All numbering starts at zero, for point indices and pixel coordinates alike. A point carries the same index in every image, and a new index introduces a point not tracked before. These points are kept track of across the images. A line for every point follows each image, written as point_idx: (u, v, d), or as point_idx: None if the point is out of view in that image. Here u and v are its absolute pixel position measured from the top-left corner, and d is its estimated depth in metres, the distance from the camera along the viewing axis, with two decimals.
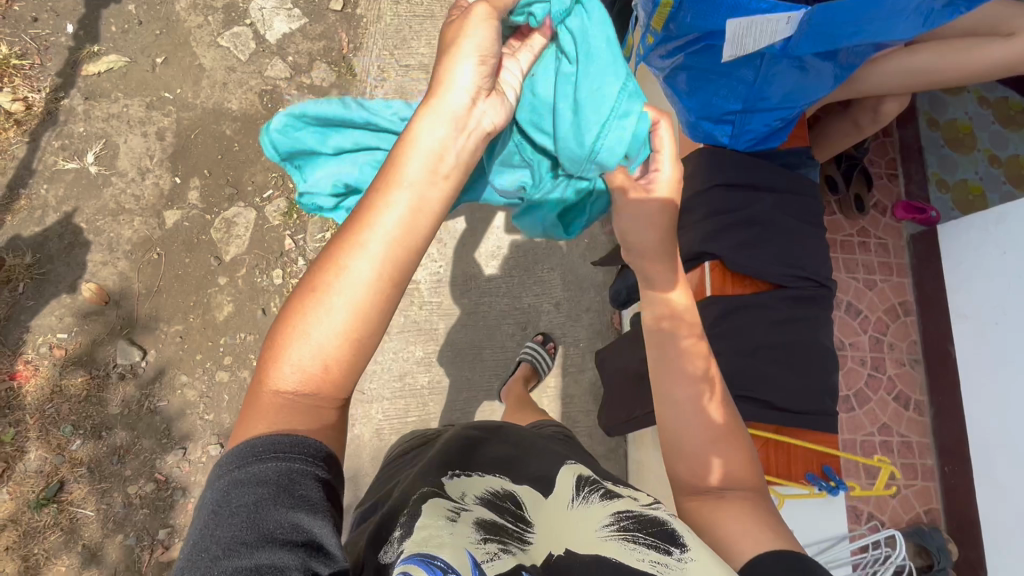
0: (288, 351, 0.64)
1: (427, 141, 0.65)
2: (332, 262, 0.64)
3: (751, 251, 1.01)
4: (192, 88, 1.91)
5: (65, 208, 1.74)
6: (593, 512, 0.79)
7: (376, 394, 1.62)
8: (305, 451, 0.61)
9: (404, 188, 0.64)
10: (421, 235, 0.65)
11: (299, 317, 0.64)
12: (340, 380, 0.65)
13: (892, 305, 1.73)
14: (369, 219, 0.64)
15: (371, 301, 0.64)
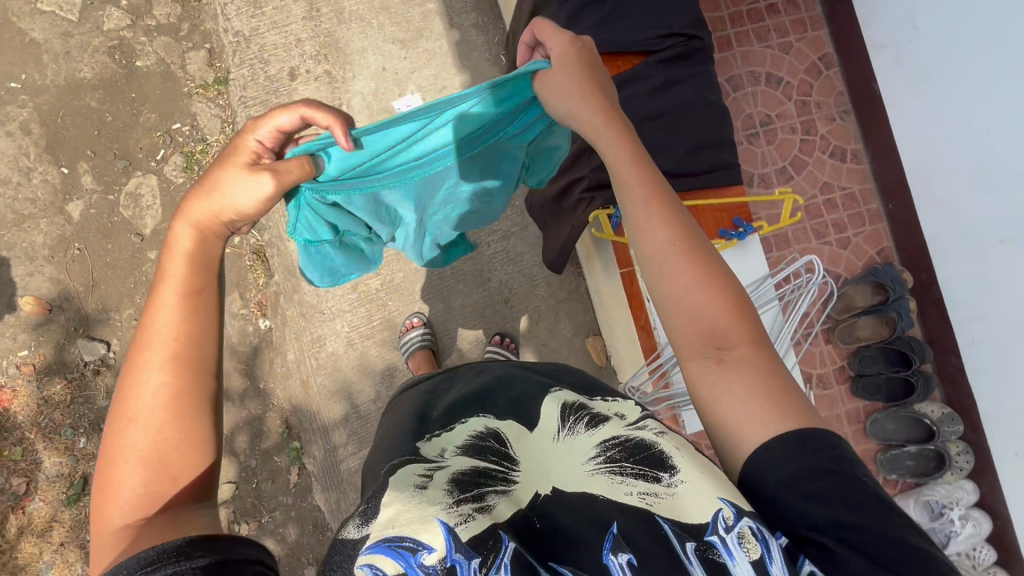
0: (115, 486, 0.60)
1: (180, 249, 0.69)
2: (129, 390, 0.63)
3: (615, 23, 0.99)
4: (35, 69, 1.75)
5: None
6: (582, 438, 0.65)
7: (337, 310, 1.65)
8: (161, 553, 0.53)
9: (171, 287, 0.66)
10: (203, 327, 0.67)
11: (119, 446, 0.61)
12: (191, 465, 0.64)
13: (812, 63, 1.67)
14: (149, 339, 0.64)
15: (177, 401, 0.63)
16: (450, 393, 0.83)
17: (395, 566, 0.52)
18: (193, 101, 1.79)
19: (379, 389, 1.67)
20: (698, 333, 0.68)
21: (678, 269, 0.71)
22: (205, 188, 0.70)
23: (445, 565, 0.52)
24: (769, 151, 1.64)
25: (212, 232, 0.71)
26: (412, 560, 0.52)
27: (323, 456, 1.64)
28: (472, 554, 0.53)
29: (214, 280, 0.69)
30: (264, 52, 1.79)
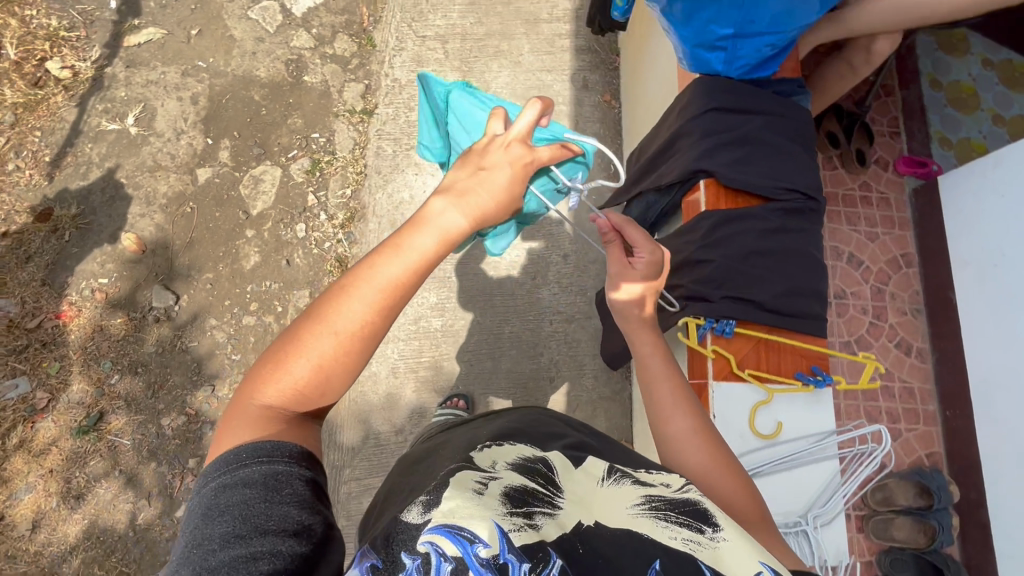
0: (285, 372, 0.68)
1: (447, 222, 0.74)
2: (336, 299, 0.69)
3: (740, 166, 1.10)
4: (223, 57, 2.05)
5: (107, 165, 1.89)
6: (625, 490, 0.69)
7: (393, 334, 1.72)
8: (280, 451, 0.63)
9: (423, 248, 0.72)
10: (413, 290, 0.72)
11: (299, 345, 0.68)
12: (327, 389, 0.70)
13: (893, 257, 1.78)
14: (372, 272, 0.70)
15: (360, 336, 0.69)
16: (491, 431, 0.85)
17: (454, 549, 0.52)
18: (338, 120, 2.02)
19: (403, 424, 1.66)
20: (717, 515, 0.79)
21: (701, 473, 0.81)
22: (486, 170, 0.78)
23: (499, 562, 0.52)
24: (837, 322, 1.70)
25: (472, 230, 0.76)
26: (470, 548, 0.52)
27: (327, 472, 1.61)
28: (523, 558, 0.53)
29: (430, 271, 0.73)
30: (412, 101, 2.04)
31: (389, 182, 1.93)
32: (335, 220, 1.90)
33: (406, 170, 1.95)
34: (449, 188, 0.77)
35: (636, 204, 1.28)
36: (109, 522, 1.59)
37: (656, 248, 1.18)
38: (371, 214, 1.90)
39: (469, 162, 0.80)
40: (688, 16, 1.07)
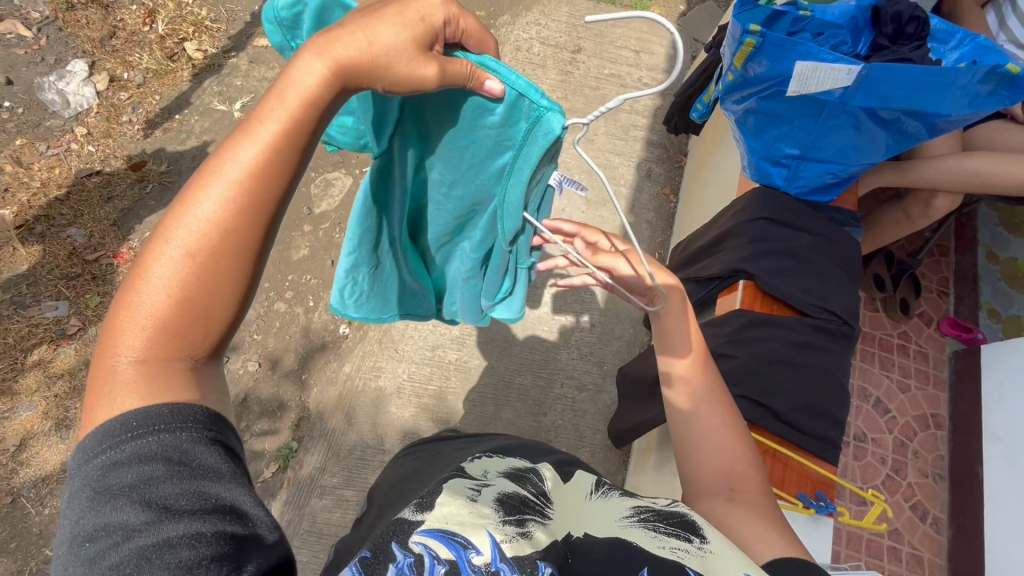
0: (136, 306, 0.57)
1: (305, 82, 0.62)
2: (183, 207, 0.60)
3: (782, 276, 1.12)
4: None
5: (204, 137, 2.08)
6: (614, 506, 0.73)
7: (409, 355, 1.75)
8: (171, 416, 0.55)
9: (275, 124, 0.61)
10: (279, 174, 0.62)
11: (143, 271, 0.58)
12: (206, 314, 0.60)
13: (923, 413, 1.72)
14: (220, 165, 0.60)
15: (221, 240, 0.60)
16: (474, 451, 0.87)
17: (448, 554, 0.56)
18: None
19: (392, 444, 1.64)
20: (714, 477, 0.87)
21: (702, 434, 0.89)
22: (359, 20, 0.64)
23: (489, 570, 0.55)
24: (853, 465, 1.63)
25: (339, 80, 0.63)
26: (462, 554, 0.56)
27: (305, 472, 1.59)
28: (514, 566, 0.56)
29: (303, 143, 0.63)
30: None
31: None
32: None
33: None
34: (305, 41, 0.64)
35: None
36: None
37: None
38: None
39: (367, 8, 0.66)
40: (759, 129, 1.16)
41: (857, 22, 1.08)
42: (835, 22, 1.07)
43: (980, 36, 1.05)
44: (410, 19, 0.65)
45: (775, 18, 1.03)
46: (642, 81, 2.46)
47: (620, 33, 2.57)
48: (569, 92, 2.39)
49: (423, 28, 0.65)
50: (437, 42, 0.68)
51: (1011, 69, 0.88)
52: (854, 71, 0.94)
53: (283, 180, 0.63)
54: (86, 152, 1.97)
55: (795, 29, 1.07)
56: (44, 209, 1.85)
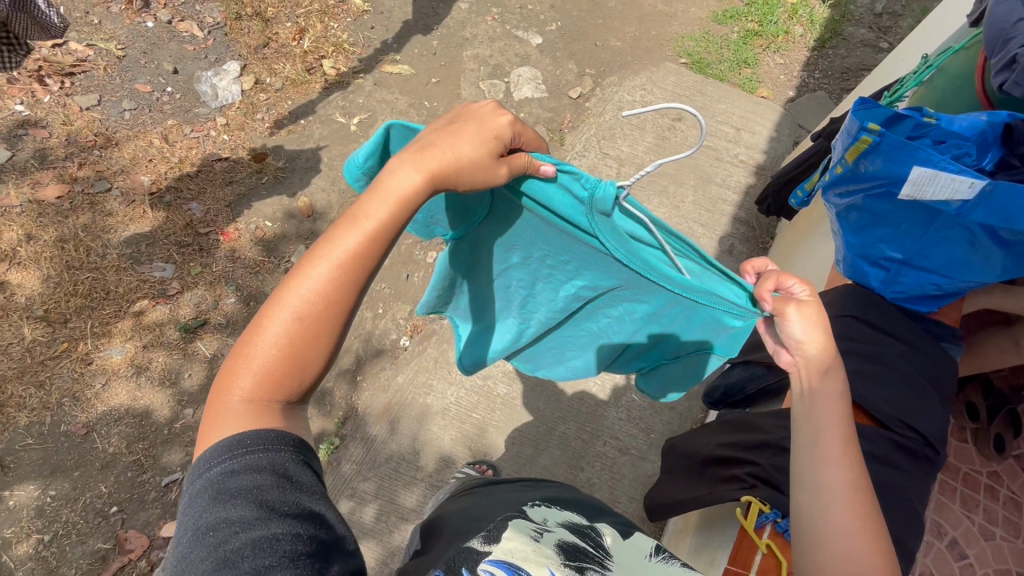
0: (252, 357, 0.71)
1: (401, 184, 0.76)
2: (296, 277, 0.74)
3: (864, 380, 1.06)
4: (445, 105, 2.45)
5: (320, 143, 2.29)
6: (673, 570, 0.76)
7: (459, 379, 1.78)
8: (271, 441, 0.66)
9: (376, 213, 0.75)
10: (374, 256, 0.76)
11: (260, 329, 0.72)
12: (302, 369, 0.73)
13: (1008, 569, 1.51)
14: (329, 247, 0.74)
15: (321, 310, 0.73)
16: (529, 494, 0.96)
17: None
18: None
19: (426, 463, 1.65)
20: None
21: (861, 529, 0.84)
22: (443, 135, 0.79)
23: None
24: None
25: (428, 185, 0.77)
26: None
27: (339, 470, 1.63)
28: None
29: (395, 232, 0.77)
30: None
31: None
32: None
33: None
34: (403, 152, 0.78)
35: (743, 368, 1.29)
36: (156, 412, 1.74)
37: (746, 418, 1.17)
38: None
39: (446, 122, 0.82)
40: (861, 224, 1.13)
41: (988, 136, 1.02)
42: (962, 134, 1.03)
43: None
44: (485, 136, 0.79)
45: (894, 120, 1.02)
46: (738, 158, 2.45)
47: (723, 109, 2.60)
48: (663, 156, 2.43)
49: (494, 139, 0.80)
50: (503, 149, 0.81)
51: None
52: (977, 186, 0.91)
53: (377, 261, 0.77)
54: (222, 139, 2.22)
55: (915, 135, 1.04)
56: (176, 181, 2.09)
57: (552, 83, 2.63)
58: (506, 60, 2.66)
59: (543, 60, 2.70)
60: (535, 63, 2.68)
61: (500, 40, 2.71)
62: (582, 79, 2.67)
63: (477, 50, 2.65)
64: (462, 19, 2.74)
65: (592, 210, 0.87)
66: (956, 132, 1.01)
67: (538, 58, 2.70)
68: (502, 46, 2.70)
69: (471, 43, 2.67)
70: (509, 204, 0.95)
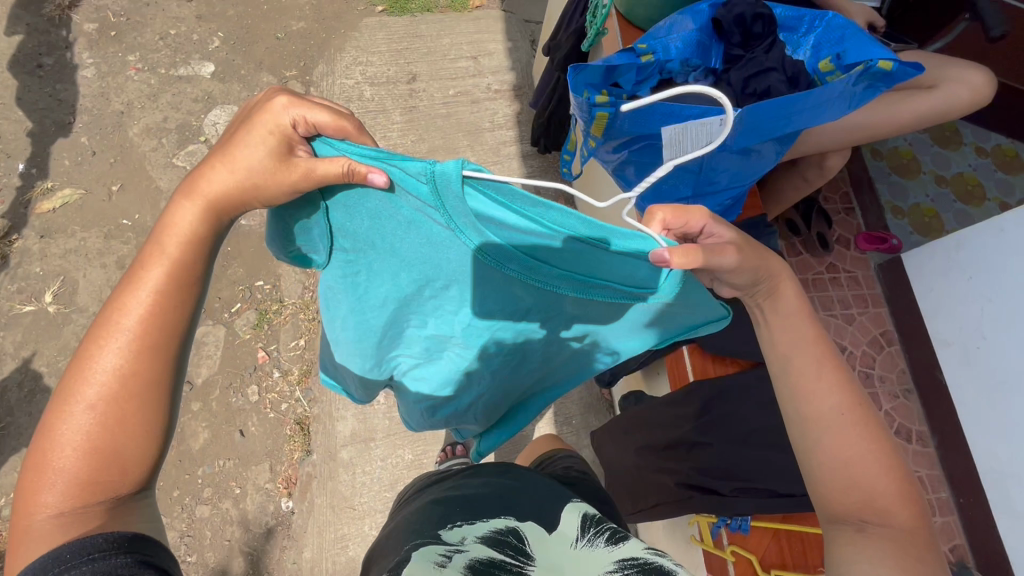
0: (53, 456, 0.61)
1: (179, 227, 0.68)
2: (87, 360, 0.64)
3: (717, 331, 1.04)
4: (150, 212, 1.91)
5: (23, 353, 1.69)
6: (597, 554, 0.73)
7: (368, 506, 1.58)
8: (105, 544, 0.58)
9: (157, 274, 0.67)
10: (174, 316, 0.67)
11: (54, 426, 0.62)
12: (122, 455, 0.64)
13: (874, 337, 1.74)
14: (116, 316, 0.65)
15: (136, 388, 0.65)
16: (465, 488, 0.94)
17: None
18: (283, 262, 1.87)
19: None
20: (856, 498, 0.78)
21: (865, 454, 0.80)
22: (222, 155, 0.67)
23: None
24: None
25: (213, 213, 0.69)
26: None
27: None
28: None
29: (196, 273, 0.69)
30: None
31: None
32: (291, 376, 1.73)
33: None
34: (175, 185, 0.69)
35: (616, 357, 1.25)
36: None
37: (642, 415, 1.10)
38: None
39: (221, 149, 0.67)
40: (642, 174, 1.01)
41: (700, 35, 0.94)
42: (679, 55, 0.93)
43: (828, 10, 0.92)
44: (261, 134, 0.65)
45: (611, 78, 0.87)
46: (492, 89, 2.25)
47: (450, 43, 2.34)
48: (423, 129, 2.15)
49: (279, 144, 0.65)
50: (298, 144, 0.67)
51: (884, 66, 0.78)
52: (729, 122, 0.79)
53: (183, 322, 0.69)
54: None
55: (638, 76, 0.91)
56: None
57: None
58: (187, 112, 2.09)
59: (231, 89, 2.17)
60: (224, 98, 2.15)
61: (164, 91, 2.11)
62: (289, 87, 2.21)
63: (145, 120, 2.05)
64: (100, 91, 2.08)
65: (440, 194, 0.63)
66: (676, 55, 0.93)
67: (224, 89, 2.16)
68: (171, 98, 2.10)
69: (130, 115, 2.05)
70: (349, 227, 0.73)
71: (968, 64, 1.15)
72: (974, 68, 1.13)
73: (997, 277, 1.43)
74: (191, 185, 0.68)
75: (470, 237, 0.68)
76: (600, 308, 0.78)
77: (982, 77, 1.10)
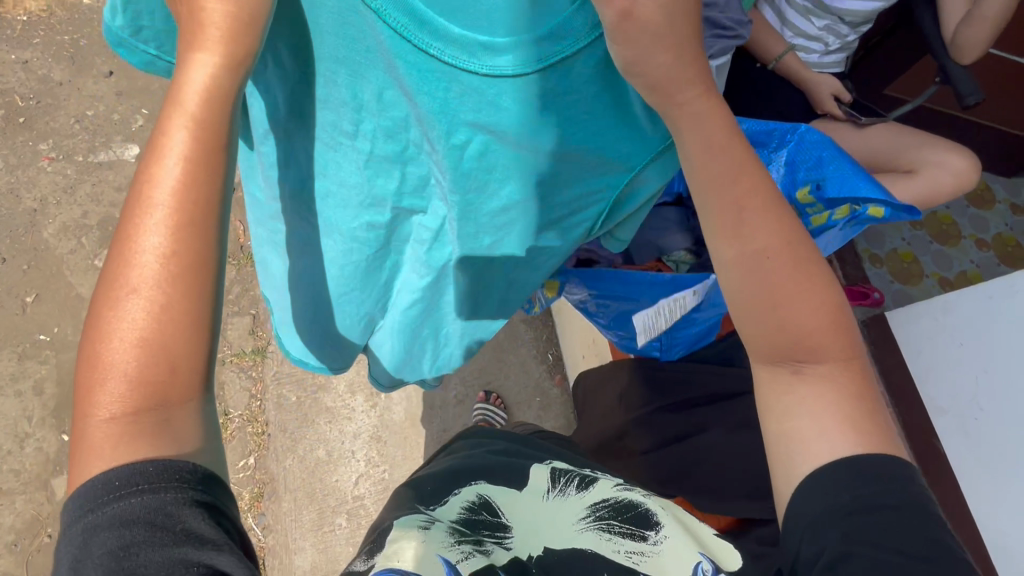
0: (105, 356, 0.53)
1: (196, 84, 0.54)
2: (128, 245, 0.54)
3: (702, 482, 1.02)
4: (69, 323, 1.72)
5: None
6: (571, 501, 0.83)
7: None
8: (174, 474, 0.52)
9: (180, 139, 0.54)
10: (210, 190, 0.55)
11: (105, 328, 0.53)
12: (179, 356, 0.54)
13: None
14: (149, 193, 0.53)
15: (177, 271, 0.54)
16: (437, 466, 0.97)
17: None
18: (223, 368, 1.68)
19: None
20: (787, 343, 0.70)
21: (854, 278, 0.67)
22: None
23: None
24: None
25: (233, 67, 0.54)
26: None
27: None
28: None
29: (228, 140, 0.56)
30: None
31: (298, 441, 1.61)
32: (241, 501, 1.57)
33: (317, 421, 1.63)
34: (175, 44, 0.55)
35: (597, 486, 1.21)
36: None
37: None
38: (284, 489, 1.56)
39: None
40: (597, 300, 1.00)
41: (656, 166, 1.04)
42: None
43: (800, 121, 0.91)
44: None
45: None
46: None
47: None
48: None
49: None
50: None
51: (875, 212, 0.82)
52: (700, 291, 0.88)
53: (224, 201, 0.56)
54: None
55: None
56: None
57: None
58: (110, 203, 1.89)
59: None
60: None
61: (82, 182, 1.92)
62: None
63: (61, 217, 1.85)
64: (8, 188, 1.88)
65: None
66: None
67: None
68: (91, 188, 1.91)
69: (44, 212, 1.85)
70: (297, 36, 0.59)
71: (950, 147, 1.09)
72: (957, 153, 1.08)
73: (991, 346, 1.39)
74: (188, 41, 0.54)
75: (423, 51, 0.54)
76: (564, 185, 0.70)
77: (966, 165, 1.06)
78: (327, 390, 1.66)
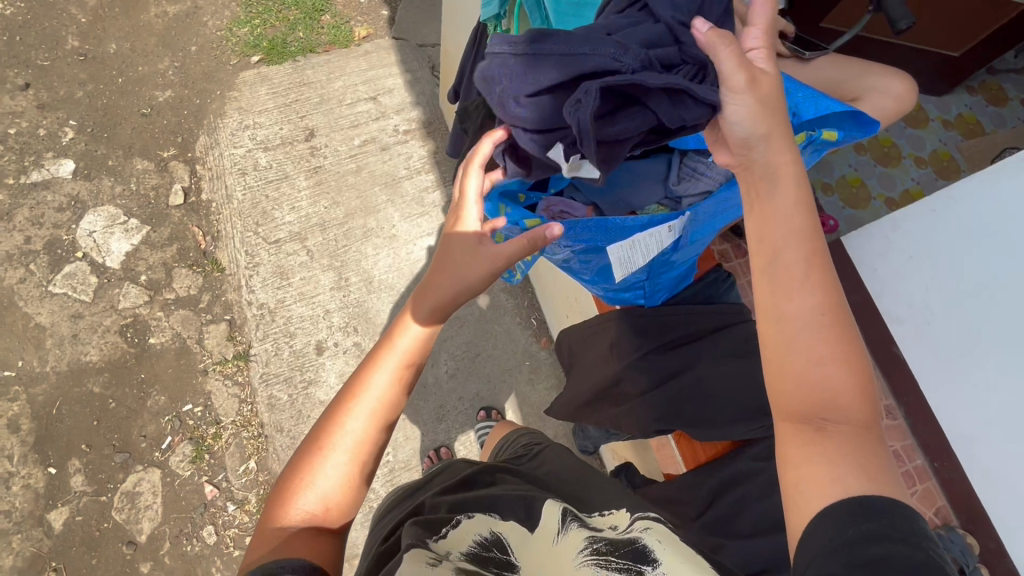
0: (298, 484, 0.76)
1: (409, 334, 0.85)
2: (336, 417, 0.80)
3: None
4: (35, 354, 1.66)
5: None
6: (574, 540, 0.76)
7: None
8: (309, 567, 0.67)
9: (392, 365, 0.83)
10: (399, 401, 0.83)
11: (312, 462, 0.77)
12: (344, 502, 0.78)
13: None
14: (359, 389, 0.81)
15: (373, 439, 0.80)
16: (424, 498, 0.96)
17: None
18: (209, 378, 1.69)
19: None
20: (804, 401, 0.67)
21: (771, 280, 0.70)
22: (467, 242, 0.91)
23: None
24: None
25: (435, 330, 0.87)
26: None
27: None
28: None
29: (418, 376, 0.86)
30: (290, 325, 1.76)
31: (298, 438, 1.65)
32: (247, 504, 1.60)
33: (313, 415, 1.67)
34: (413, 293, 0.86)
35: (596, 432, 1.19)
36: None
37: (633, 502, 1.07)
38: None
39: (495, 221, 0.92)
40: (584, 252, 0.96)
41: None
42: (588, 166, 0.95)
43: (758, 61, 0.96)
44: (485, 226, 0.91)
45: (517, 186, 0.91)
46: (399, 130, 2.07)
47: (343, 86, 2.13)
48: (332, 190, 1.95)
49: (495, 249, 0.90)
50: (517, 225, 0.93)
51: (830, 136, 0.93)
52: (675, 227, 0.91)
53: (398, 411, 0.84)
54: None
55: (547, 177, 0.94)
56: None
57: (139, 206, 1.88)
58: (54, 225, 1.81)
59: (98, 186, 1.89)
60: (94, 198, 1.87)
61: (19, 206, 1.82)
62: (169, 170, 1.95)
63: (3, 246, 1.77)
64: None
65: None
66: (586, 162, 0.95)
67: (92, 187, 1.88)
68: (30, 211, 1.82)
69: None
70: None
71: (888, 70, 1.19)
72: (891, 75, 1.17)
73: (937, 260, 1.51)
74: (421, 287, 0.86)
75: None
76: None
77: (900, 86, 1.16)
78: (317, 385, 1.70)
